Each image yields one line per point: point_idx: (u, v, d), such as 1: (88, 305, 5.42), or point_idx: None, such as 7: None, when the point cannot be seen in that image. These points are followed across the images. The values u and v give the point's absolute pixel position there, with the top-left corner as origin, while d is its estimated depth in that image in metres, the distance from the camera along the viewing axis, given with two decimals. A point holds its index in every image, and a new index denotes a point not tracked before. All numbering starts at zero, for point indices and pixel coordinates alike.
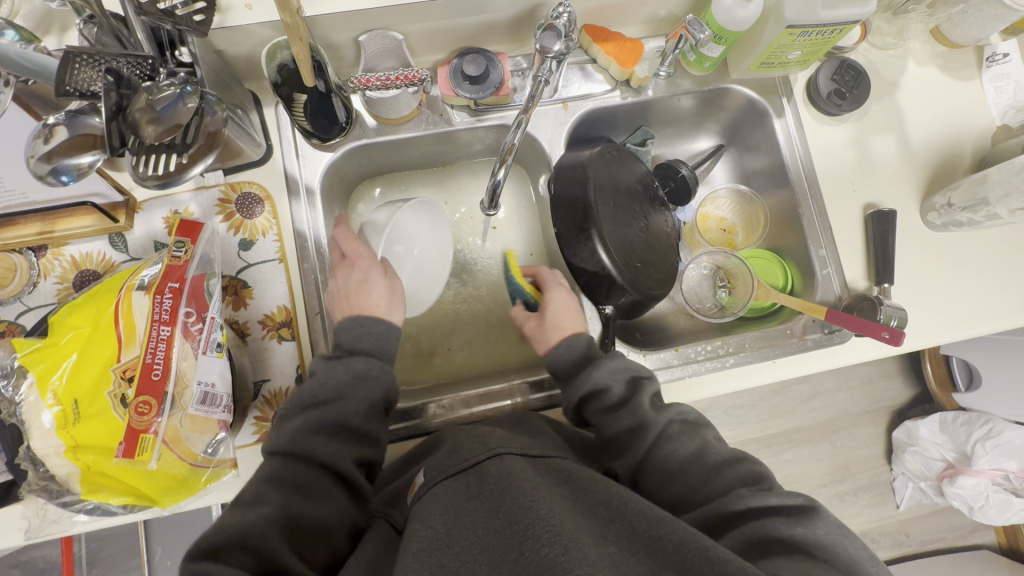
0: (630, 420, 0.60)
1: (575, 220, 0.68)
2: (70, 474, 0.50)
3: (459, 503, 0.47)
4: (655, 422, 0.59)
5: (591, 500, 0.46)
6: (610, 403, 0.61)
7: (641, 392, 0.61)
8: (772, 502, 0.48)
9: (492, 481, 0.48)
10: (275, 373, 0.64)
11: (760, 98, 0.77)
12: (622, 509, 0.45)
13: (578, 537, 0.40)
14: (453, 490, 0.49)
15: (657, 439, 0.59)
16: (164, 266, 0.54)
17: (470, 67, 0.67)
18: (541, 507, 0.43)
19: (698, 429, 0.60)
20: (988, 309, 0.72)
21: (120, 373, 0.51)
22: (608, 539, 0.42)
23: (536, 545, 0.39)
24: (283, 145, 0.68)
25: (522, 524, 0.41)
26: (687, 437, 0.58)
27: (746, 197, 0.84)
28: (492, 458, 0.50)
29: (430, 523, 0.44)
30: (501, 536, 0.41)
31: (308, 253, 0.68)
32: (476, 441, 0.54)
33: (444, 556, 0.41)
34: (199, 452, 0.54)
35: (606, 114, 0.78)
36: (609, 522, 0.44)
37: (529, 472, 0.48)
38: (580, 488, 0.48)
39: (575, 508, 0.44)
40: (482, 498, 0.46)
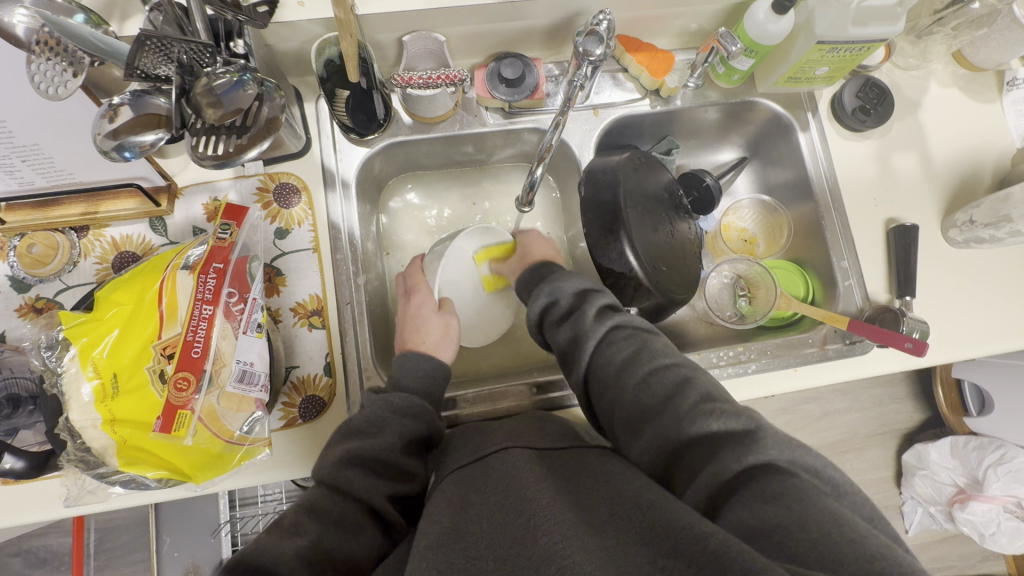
0: (569, 332, 0.60)
1: (605, 222, 0.69)
2: (107, 447, 0.51)
3: (465, 496, 0.47)
4: (594, 329, 0.58)
5: (592, 491, 0.45)
6: (556, 318, 0.62)
7: (585, 305, 0.61)
8: (714, 427, 0.47)
9: (495, 474, 0.48)
10: (304, 360, 0.65)
11: (785, 113, 0.79)
12: (620, 497, 0.43)
13: (575, 530, 0.40)
14: (459, 481, 0.49)
15: (596, 347, 0.58)
16: (210, 247, 0.56)
17: (508, 70, 0.69)
18: (543, 498, 0.43)
19: (644, 335, 0.58)
20: (1008, 326, 0.73)
21: (160, 350, 0.52)
22: (606, 530, 0.40)
23: (536, 537, 0.39)
24: (322, 139, 0.70)
25: (523, 517, 0.41)
26: (625, 342, 0.57)
27: (769, 208, 0.86)
28: (497, 452, 0.51)
29: (436, 516, 0.45)
30: (503, 528, 0.41)
31: (341, 244, 0.69)
32: (483, 436, 0.54)
33: (451, 551, 0.41)
34: (235, 430, 0.55)
35: (634, 122, 0.80)
36: (609, 511, 0.42)
37: (534, 466, 0.48)
38: (582, 481, 0.46)
39: (578, 499, 0.44)
40: (487, 489, 0.46)
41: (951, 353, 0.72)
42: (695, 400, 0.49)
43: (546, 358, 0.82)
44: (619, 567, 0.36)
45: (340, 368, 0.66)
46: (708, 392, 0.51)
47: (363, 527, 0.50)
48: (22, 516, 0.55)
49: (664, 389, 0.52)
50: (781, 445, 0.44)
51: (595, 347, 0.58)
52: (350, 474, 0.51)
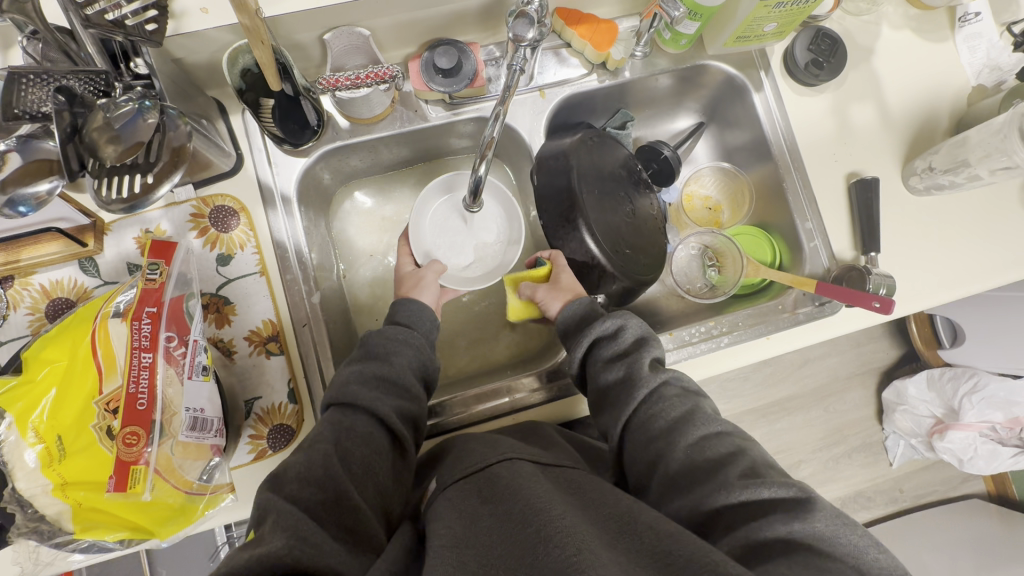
0: (620, 372, 0.60)
1: (560, 211, 0.67)
2: (61, 512, 0.49)
3: (473, 509, 0.45)
4: (647, 379, 0.58)
5: (600, 510, 0.45)
6: (606, 355, 0.62)
7: (641, 351, 0.60)
8: (765, 496, 0.46)
9: (501, 483, 0.47)
10: (266, 390, 0.63)
11: (738, 74, 0.76)
12: (631, 517, 0.44)
13: (589, 540, 0.39)
14: (463, 495, 0.47)
15: (647, 396, 0.58)
16: (139, 290, 0.51)
17: (442, 59, 0.64)
18: (555, 508, 0.42)
19: (695, 397, 0.58)
20: (974, 269, 0.73)
21: (103, 406, 0.49)
22: (618, 548, 0.40)
23: (547, 544, 0.39)
24: (254, 153, 0.66)
25: (535, 525, 0.41)
26: (678, 400, 0.57)
27: (730, 174, 0.84)
28: (502, 463, 0.49)
29: (447, 522, 0.45)
30: (511, 538, 0.41)
31: (290, 264, 0.66)
32: (488, 447, 0.53)
33: (466, 555, 0.41)
34: (195, 480, 0.54)
35: (584, 99, 0.76)
36: (619, 530, 0.42)
37: (539, 477, 0.47)
38: (590, 499, 0.46)
39: (586, 516, 0.43)
40: (496, 502, 0.45)
41: (931, 301, 0.72)
42: (747, 471, 0.49)
43: (519, 353, 0.80)
44: None
45: (305, 394, 0.63)
46: (755, 466, 0.50)
47: (372, 435, 0.53)
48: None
49: (715, 455, 0.52)
50: None
51: (646, 395, 0.58)
52: (358, 388, 0.56)
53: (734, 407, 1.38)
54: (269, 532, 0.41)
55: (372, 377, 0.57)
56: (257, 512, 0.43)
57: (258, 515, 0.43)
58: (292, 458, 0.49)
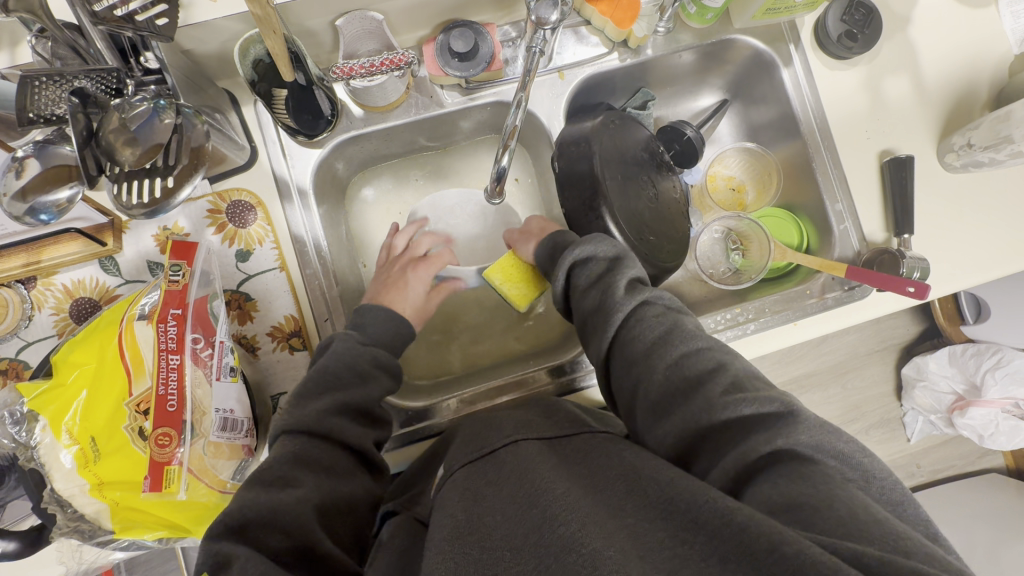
0: (596, 300, 0.58)
1: (584, 198, 0.66)
2: (100, 511, 0.49)
3: (477, 488, 0.45)
4: (621, 304, 0.56)
5: (606, 474, 0.44)
6: (582, 284, 0.60)
7: (615, 274, 0.58)
8: (746, 412, 0.45)
9: (507, 469, 0.46)
10: (291, 385, 0.63)
11: (766, 48, 0.73)
12: (634, 473, 0.43)
13: (594, 512, 0.39)
14: (467, 476, 0.47)
15: (624, 321, 0.56)
16: (163, 292, 0.51)
17: (458, 42, 0.62)
18: (557, 487, 0.42)
19: (675, 314, 0.55)
20: (1004, 250, 0.70)
21: (134, 407, 0.50)
22: (624, 513, 0.40)
23: (554, 525, 0.38)
24: (268, 145, 0.64)
25: (538, 507, 0.40)
26: (657, 321, 0.54)
27: (755, 153, 0.81)
28: (507, 446, 0.49)
29: (450, 510, 0.44)
30: (516, 519, 0.40)
31: (309, 258, 0.65)
32: (492, 432, 0.53)
33: (468, 543, 0.40)
34: (228, 480, 0.53)
35: (604, 79, 0.74)
36: (625, 488, 0.42)
37: (545, 457, 0.47)
38: (595, 465, 0.46)
39: (591, 486, 0.43)
40: (500, 485, 0.45)
41: (971, 281, 0.70)
42: (728, 387, 0.48)
43: (540, 342, 0.79)
44: (638, 546, 0.36)
45: None
46: (737, 380, 0.48)
47: (340, 460, 0.53)
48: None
49: (693, 372, 0.50)
50: (808, 430, 0.43)
51: (623, 321, 0.56)
52: (311, 413, 0.53)
53: None
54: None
55: (322, 394, 0.55)
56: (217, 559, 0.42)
57: (218, 559, 0.42)
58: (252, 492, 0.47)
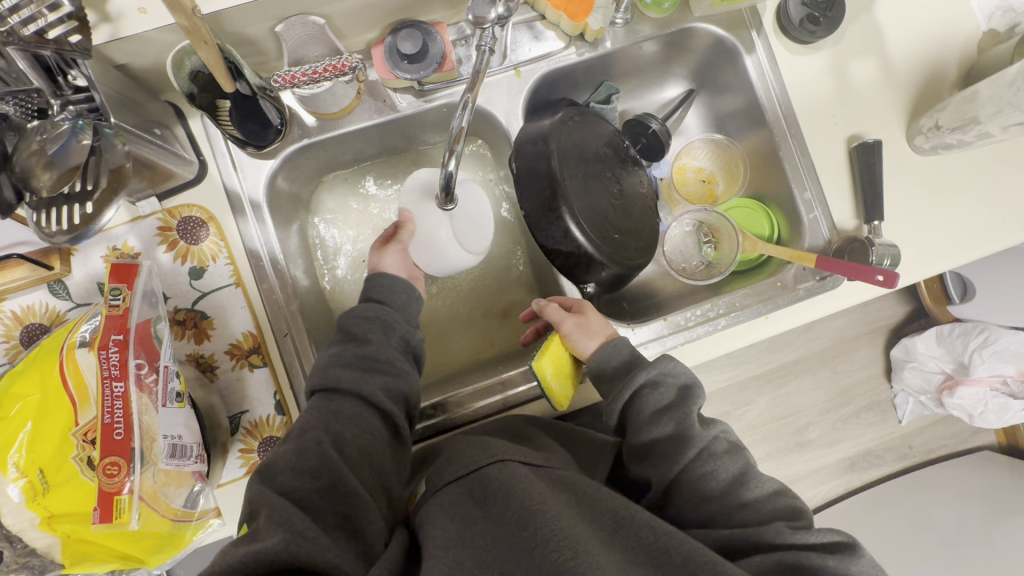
0: (670, 428, 0.58)
1: (542, 199, 0.63)
2: (51, 544, 0.48)
3: (465, 511, 0.45)
4: (699, 437, 0.58)
5: (595, 504, 0.46)
6: (650, 408, 0.59)
7: (687, 404, 0.59)
8: (811, 541, 0.51)
9: (494, 487, 0.46)
10: (253, 403, 0.62)
11: (728, 35, 0.71)
12: (625, 512, 0.45)
13: (587, 541, 0.41)
14: (455, 499, 0.47)
15: (696, 455, 0.57)
16: (103, 318, 0.49)
17: (406, 44, 0.60)
18: (549, 509, 0.43)
19: (740, 451, 0.59)
20: (977, 232, 0.69)
21: (81, 437, 0.48)
22: (614, 546, 0.42)
23: (545, 550, 0.40)
24: (217, 158, 0.63)
25: (530, 530, 0.41)
26: (729, 459, 0.58)
27: (722, 145, 0.80)
28: (494, 464, 0.48)
29: (440, 526, 0.44)
30: (508, 541, 0.41)
31: (265, 272, 0.64)
32: (479, 447, 0.52)
33: (459, 557, 0.41)
34: (179, 507, 0.53)
35: (564, 74, 0.72)
36: (614, 525, 0.44)
37: (533, 479, 0.47)
38: (582, 493, 0.47)
39: (581, 513, 0.44)
40: (489, 504, 0.45)
41: (945, 265, 0.69)
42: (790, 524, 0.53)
43: (510, 345, 0.77)
44: None
45: (292, 405, 0.62)
46: (793, 517, 0.54)
47: (362, 416, 0.55)
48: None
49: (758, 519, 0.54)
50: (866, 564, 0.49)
51: (696, 455, 0.57)
52: (338, 373, 0.56)
53: (739, 374, 1.36)
54: (265, 527, 0.42)
55: (354, 361, 0.57)
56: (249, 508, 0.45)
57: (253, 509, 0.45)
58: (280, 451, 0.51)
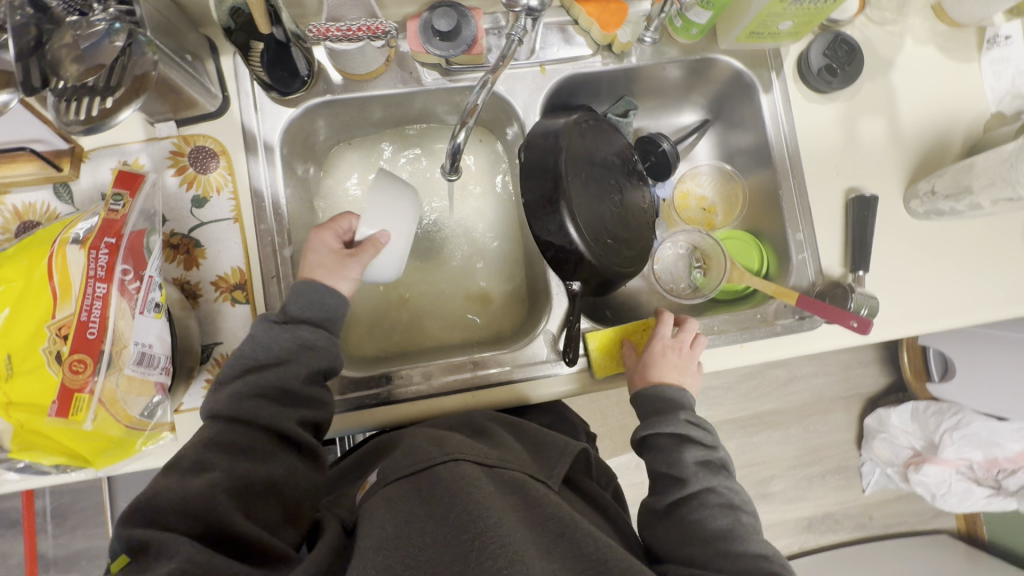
0: (678, 465, 0.60)
1: (544, 190, 0.65)
2: (3, 429, 0.50)
3: (410, 509, 0.44)
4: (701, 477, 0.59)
5: (541, 509, 0.45)
6: (664, 442, 0.62)
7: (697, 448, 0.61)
8: None
9: (442, 488, 0.45)
10: (228, 337, 0.63)
11: (748, 71, 0.74)
12: (569, 520, 0.44)
13: (525, 550, 0.40)
14: (402, 494, 0.45)
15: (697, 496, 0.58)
16: (101, 220, 0.51)
17: (441, 21, 0.62)
18: (493, 514, 0.42)
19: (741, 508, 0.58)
20: (958, 300, 0.71)
21: (55, 330, 0.49)
22: (554, 557, 0.41)
23: (482, 556, 0.39)
24: (240, 96, 0.65)
25: (470, 532, 0.40)
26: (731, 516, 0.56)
27: (728, 176, 0.82)
28: (447, 463, 0.47)
29: (378, 521, 0.43)
30: (446, 542, 0.41)
31: (265, 213, 0.65)
32: (433, 442, 0.50)
33: (393, 553, 0.41)
34: (136, 415, 0.53)
35: (587, 81, 0.74)
36: (557, 533, 0.43)
37: (483, 480, 0.46)
38: (530, 495, 0.46)
39: (524, 519, 0.43)
40: (433, 504, 0.44)
41: (924, 327, 0.70)
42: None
43: (489, 329, 0.77)
44: None
45: None
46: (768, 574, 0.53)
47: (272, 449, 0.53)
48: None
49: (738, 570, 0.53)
50: None
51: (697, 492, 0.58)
52: (255, 406, 0.53)
53: (713, 415, 1.37)
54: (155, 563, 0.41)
55: (273, 391, 0.55)
56: (136, 541, 0.42)
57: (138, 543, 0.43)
58: (169, 480, 0.47)
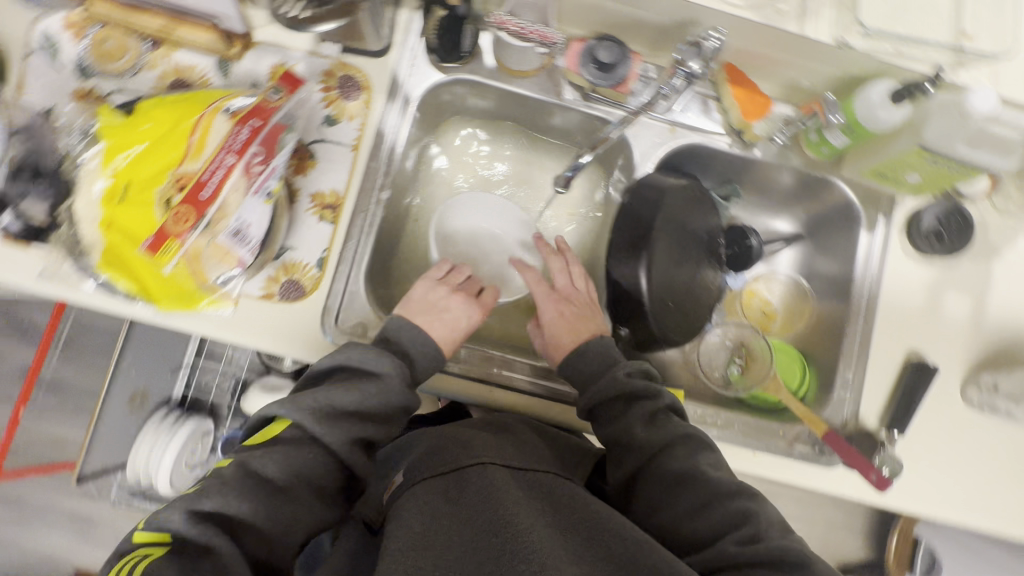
0: (639, 427, 0.59)
1: (632, 235, 0.70)
2: (94, 244, 0.54)
3: (438, 509, 0.46)
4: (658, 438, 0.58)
5: (569, 516, 0.46)
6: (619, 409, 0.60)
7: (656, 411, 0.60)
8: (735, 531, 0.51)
9: (470, 492, 0.47)
10: (302, 246, 0.66)
11: (858, 205, 0.75)
12: (597, 523, 0.46)
13: (554, 553, 0.41)
14: (430, 495, 0.48)
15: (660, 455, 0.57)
16: (256, 103, 0.56)
17: (604, 53, 0.67)
18: (523, 519, 0.43)
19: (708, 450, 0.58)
20: (982, 500, 0.69)
21: (177, 178, 0.54)
22: (583, 558, 0.42)
23: (513, 559, 0.40)
24: (403, 49, 0.70)
25: (501, 536, 0.42)
26: None
27: (800, 292, 0.83)
28: (474, 467, 0.49)
29: (407, 520, 0.46)
30: (474, 546, 0.42)
31: (380, 153, 0.69)
32: (460, 445, 0.53)
33: (423, 554, 0.42)
34: (210, 279, 0.59)
35: (706, 155, 0.77)
36: (585, 536, 0.44)
37: (511, 485, 0.48)
38: (557, 501, 0.48)
39: (553, 525, 0.45)
40: (461, 506, 0.46)
41: (939, 512, 0.69)
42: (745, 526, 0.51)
43: (529, 340, 0.79)
44: None
45: (331, 266, 0.66)
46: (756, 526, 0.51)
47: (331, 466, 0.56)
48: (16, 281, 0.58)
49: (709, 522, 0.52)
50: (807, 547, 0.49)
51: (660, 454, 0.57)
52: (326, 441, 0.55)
53: None
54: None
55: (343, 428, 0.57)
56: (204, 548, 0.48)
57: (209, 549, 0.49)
58: (238, 490, 0.52)
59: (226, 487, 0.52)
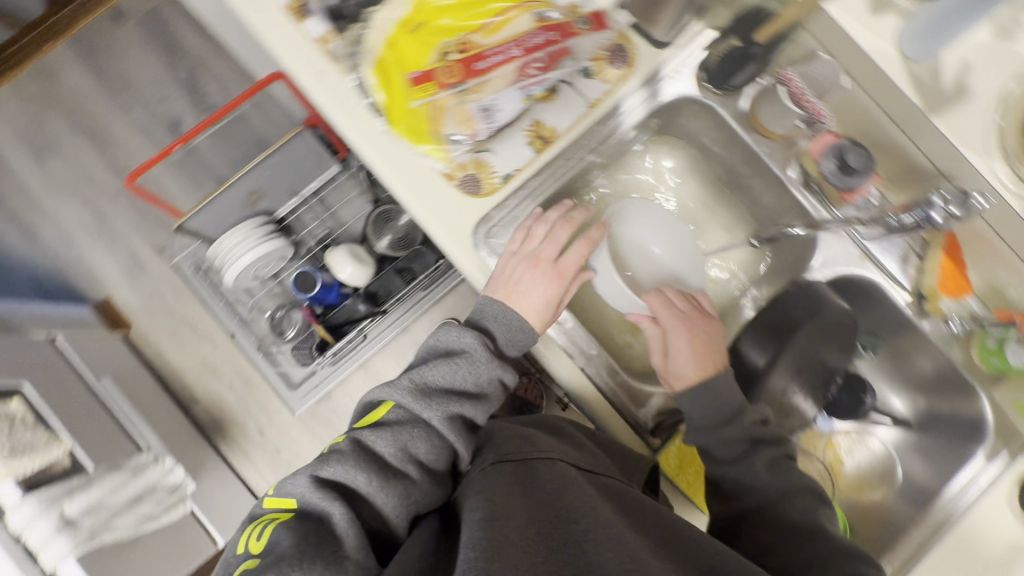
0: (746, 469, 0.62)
1: (776, 325, 0.74)
2: (379, 51, 0.66)
3: (513, 487, 0.53)
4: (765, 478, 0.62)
5: (642, 520, 0.52)
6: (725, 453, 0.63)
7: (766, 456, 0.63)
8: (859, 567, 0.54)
9: (544, 480, 0.54)
10: (500, 156, 0.69)
11: (990, 429, 0.71)
12: (667, 526, 0.52)
13: (633, 541, 0.47)
14: (506, 478, 0.55)
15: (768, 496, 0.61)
16: (561, 25, 0.67)
17: (854, 158, 0.68)
18: (599, 510, 0.50)
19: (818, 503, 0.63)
20: None
21: (471, 43, 0.66)
22: (662, 555, 0.47)
23: (591, 544, 0.46)
24: (681, 51, 0.72)
25: (580, 522, 0.48)
26: None
27: (880, 468, 0.79)
28: (544, 460, 0.57)
29: (484, 500, 0.52)
30: (550, 530, 0.48)
31: (607, 122, 0.71)
32: (524, 441, 0.61)
33: (502, 526, 0.48)
34: (444, 131, 0.66)
35: (876, 299, 0.76)
36: (661, 538, 0.50)
37: (582, 481, 0.55)
38: (626, 505, 0.54)
39: (629, 523, 0.51)
40: (535, 491, 0.53)
41: None
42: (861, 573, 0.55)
43: (615, 353, 0.78)
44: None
45: (512, 185, 0.69)
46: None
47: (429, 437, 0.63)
48: (291, 50, 0.67)
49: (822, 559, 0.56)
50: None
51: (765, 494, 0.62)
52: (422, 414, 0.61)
53: None
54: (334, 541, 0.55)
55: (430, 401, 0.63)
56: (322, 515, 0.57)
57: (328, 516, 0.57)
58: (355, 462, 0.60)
59: (345, 459, 0.60)
